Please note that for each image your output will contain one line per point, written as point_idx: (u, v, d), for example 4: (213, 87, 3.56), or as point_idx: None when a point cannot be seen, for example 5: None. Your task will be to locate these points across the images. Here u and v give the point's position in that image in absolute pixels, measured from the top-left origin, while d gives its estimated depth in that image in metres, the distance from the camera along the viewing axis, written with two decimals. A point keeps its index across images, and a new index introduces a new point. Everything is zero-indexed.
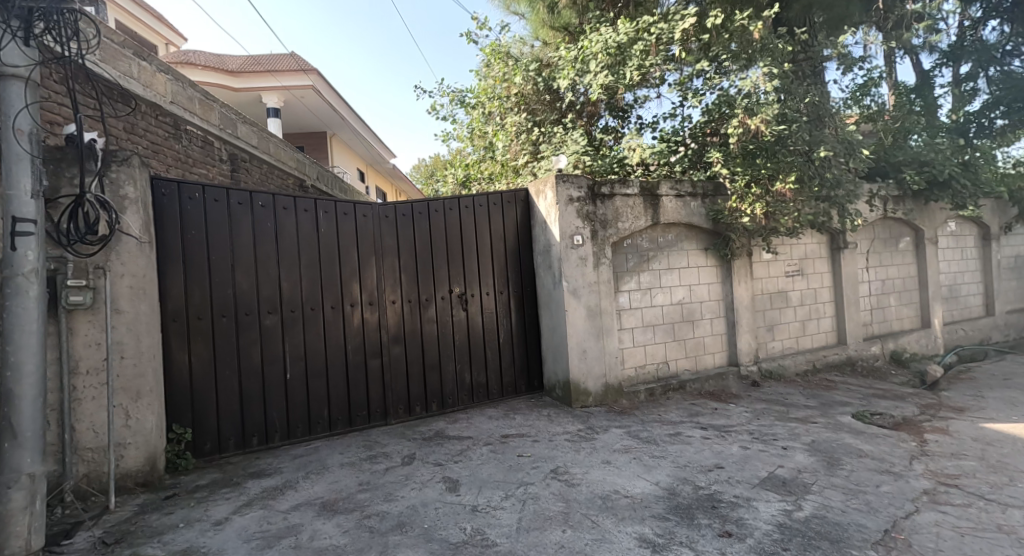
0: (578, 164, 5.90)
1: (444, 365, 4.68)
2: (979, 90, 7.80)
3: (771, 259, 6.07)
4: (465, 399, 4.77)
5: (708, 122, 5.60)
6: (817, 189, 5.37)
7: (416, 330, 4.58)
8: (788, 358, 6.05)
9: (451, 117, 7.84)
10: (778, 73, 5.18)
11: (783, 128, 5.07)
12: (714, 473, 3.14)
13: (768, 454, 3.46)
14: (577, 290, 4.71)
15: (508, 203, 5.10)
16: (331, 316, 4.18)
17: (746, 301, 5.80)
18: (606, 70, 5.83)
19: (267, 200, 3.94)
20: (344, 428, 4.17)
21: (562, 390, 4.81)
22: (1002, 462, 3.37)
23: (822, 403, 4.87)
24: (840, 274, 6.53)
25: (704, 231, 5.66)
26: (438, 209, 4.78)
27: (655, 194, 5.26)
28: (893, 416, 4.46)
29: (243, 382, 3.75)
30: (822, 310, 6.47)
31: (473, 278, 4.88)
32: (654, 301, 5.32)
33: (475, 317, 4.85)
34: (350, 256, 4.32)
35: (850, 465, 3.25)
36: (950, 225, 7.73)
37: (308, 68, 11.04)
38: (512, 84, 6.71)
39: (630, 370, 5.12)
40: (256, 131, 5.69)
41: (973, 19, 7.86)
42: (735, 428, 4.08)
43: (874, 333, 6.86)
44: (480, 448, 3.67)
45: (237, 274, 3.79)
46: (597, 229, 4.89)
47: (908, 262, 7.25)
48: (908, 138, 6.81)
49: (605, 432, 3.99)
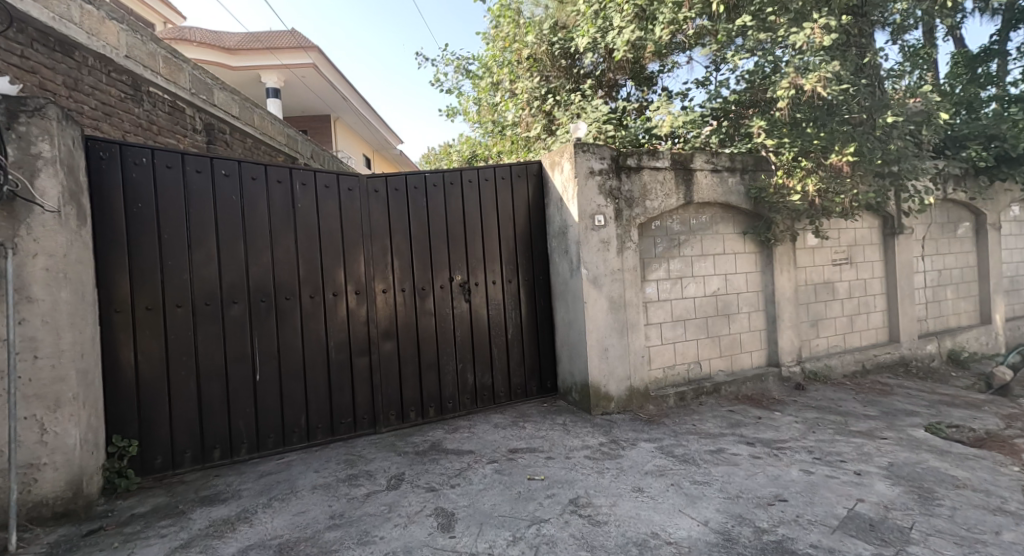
0: (600, 135, 5.26)
1: (444, 365, 4.06)
2: None
3: (817, 245, 5.34)
4: (468, 404, 4.15)
5: (749, 89, 4.86)
6: (878, 163, 4.60)
7: (412, 324, 3.96)
8: (836, 358, 5.35)
9: (455, 89, 7.20)
10: (836, 27, 4.33)
11: (841, 91, 4.30)
12: (777, 509, 2.50)
13: (840, 482, 2.80)
14: (597, 278, 4.05)
15: (518, 178, 4.44)
16: (310, 307, 3.56)
17: (788, 292, 5.09)
18: (633, 25, 5.13)
19: (232, 169, 3.30)
20: (325, 438, 3.57)
21: (579, 394, 4.16)
22: None
23: (884, 413, 4.19)
24: (894, 263, 5.78)
25: (743, 212, 4.96)
26: (437, 184, 4.13)
27: (688, 168, 4.55)
28: (974, 431, 3.82)
29: (202, 385, 3.15)
30: (872, 304, 5.74)
31: (478, 264, 4.23)
32: (685, 292, 4.64)
33: (480, 309, 4.22)
34: (333, 237, 3.68)
35: (949, 499, 2.61)
36: (1014, 209, 6.95)
37: (307, 44, 10.24)
38: (524, 45, 6.05)
39: (657, 371, 4.46)
40: (237, 99, 5.01)
41: None
42: (789, 444, 3.42)
43: (929, 329, 6.14)
44: (483, 467, 3.04)
45: (195, 256, 3.16)
46: (621, 208, 4.21)
47: (966, 250, 6.50)
48: (976, 111, 5.97)
49: (633, 448, 3.35)
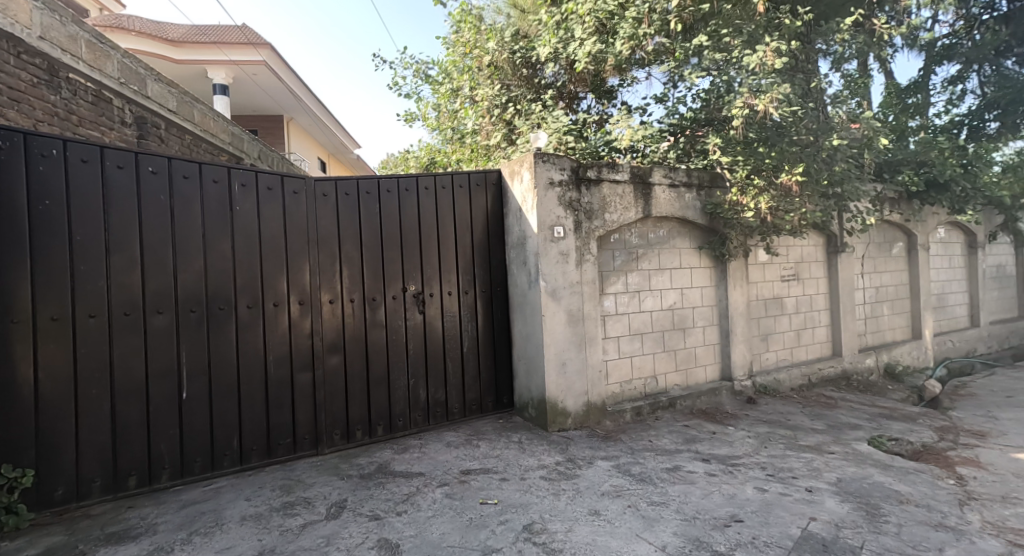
0: (560, 146, 5.20)
1: (395, 380, 3.85)
2: (970, 91, 7.46)
3: (767, 261, 5.49)
4: (420, 421, 3.95)
5: (704, 107, 4.91)
6: (824, 184, 4.71)
7: (361, 337, 3.73)
8: (784, 372, 5.49)
9: (414, 94, 7.03)
10: (785, 52, 4.46)
11: (791, 112, 4.38)
12: (733, 530, 2.45)
13: (793, 500, 2.80)
14: (556, 290, 3.97)
15: (477, 186, 4.32)
16: (248, 318, 3.27)
17: (741, 306, 5.19)
18: (594, 38, 5.16)
19: (161, 166, 3.00)
20: (260, 461, 3.28)
21: (535, 409, 4.05)
22: None
23: (830, 426, 4.31)
24: (837, 280, 6.02)
25: (699, 227, 5.04)
26: (391, 190, 3.93)
27: (647, 182, 4.56)
28: (912, 443, 3.98)
29: (117, 405, 2.79)
30: (817, 319, 5.95)
31: (433, 274, 4.06)
32: (643, 306, 4.63)
33: (434, 321, 4.04)
34: (275, 242, 3.42)
35: (895, 516, 2.65)
36: (940, 231, 7.46)
37: (259, 42, 9.75)
38: (485, 52, 5.99)
39: (614, 385, 4.41)
40: (174, 92, 4.55)
41: (968, 17, 7.31)
42: (743, 460, 3.42)
43: (868, 344, 6.43)
44: (433, 491, 2.86)
45: (113, 260, 2.82)
46: (581, 220, 4.16)
47: (900, 269, 6.89)
48: (907, 138, 6.33)
49: (589, 467, 3.26)
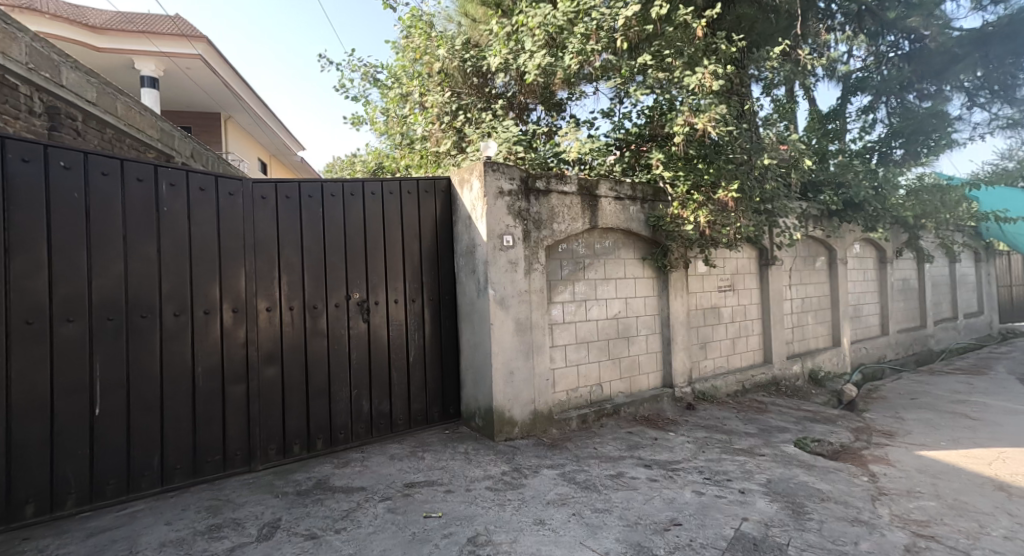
0: (510, 155, 5.16)
1: (336, 391, 3.71)
2: (879, 120, 8.20)
3: (706, 273, 5.76)
4: (362, 434, 3.82)
5: (648, 123, 5.13)
6: (756, 201, 5.01)
7: (300, 347, 3.57)
8: (720, 379, 5.75)
9: (362, 97, 6.87)
10: (721, 75, 4.73)
11: (726, 132, 4.63)
12: (672, 533, 2.53)
13: (727, 502, 2.92)
14: (504, 299, 3.97)
15: (425, 193, 4.26)
16: (174, 327, 3.03)
17: (681, 316, 5.41)
18: (543, 51, 5.24)
19: (76, 161, 2.71)
20: (185, 481, 3.05)
21: (482, 419, 4.02)
22: (959, 501, 3.16)
23: (761, 430, 4.56)
24: (767, 291, 6.41)
25: (643, 239, 5.22)
26: (335, 194, 3.81)
27: (594, 194, 4.68)
28: (832, 443, 4.28)
29: (15, 425, 2.46)
30: (750, 328, 6.29)
31: (378, 282, 3.97)
32: (589, 315, 4.72)
33: (379, 330, 3.94)
34: (207, 246, 3.21)
35: (817, 513, 2.83)
36: (856, 247, 8.12)
37: (194, 35, 9.20)
38: (435, 59, 5.99)
39: (561, 394, 4.46)
40: (94, 81, 4.12)
41: (877, 54, 8.12)
42: (682, 465, 3.54)
43: (795, 351, 6.87)
44: (375, 506, 2.76)
45: (15, 262, 2.49)
46: (530, 229, 4.20)
47: (822, 281, 7.43)
48: (827, 160, 6.87)
49: (535, 476, 3.26)
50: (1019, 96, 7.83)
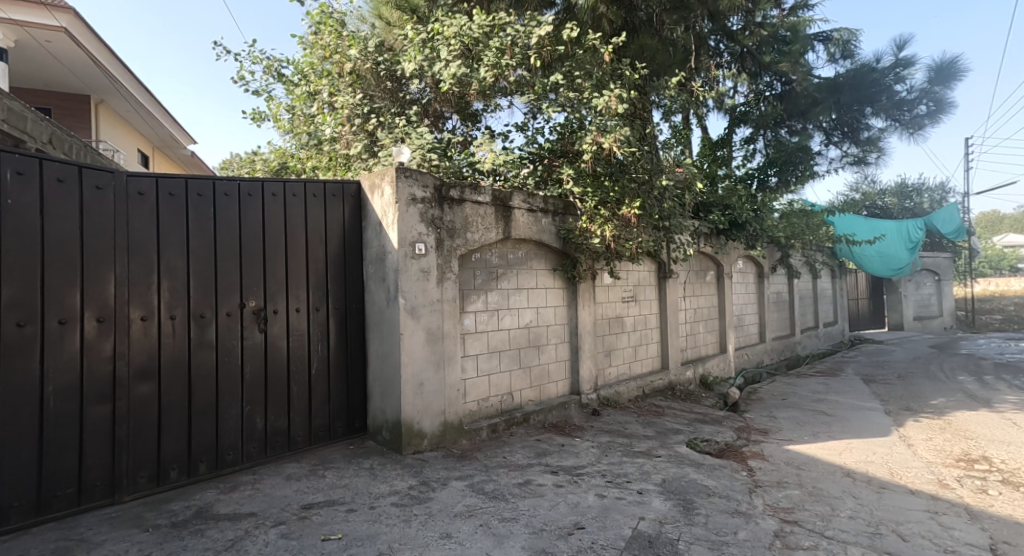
0: (423, 163, 5.05)
1: (225, 407, 3.39)
2: (757, 150, 9.24)
3: (611, 284, 6.08)
4: (255, 453, 3.53)
5: (560, 140, 5.28)
6: (656, 218, 5.39)
7: (183, 360, 3.22)
8: (623, 385, 6.07)
9: (265, 92, 6.42)
10: (625, 99, 5.08)
11: (630, 152, 4.93)
12: (575, 537, 2.61)
13: (626, 503, 3.08)
14: (415, 308, 3.88)
15: (333, 197, 4.07)
16: (18, 340, 2.57)
17: (588, 325, 5.66)
18: (458, 61, 5.22)
19: None
20: (27, 521, 2.58)
21: (390, 432, 3.89)
22: (817, 488, 3.60)
23: (658, 432, 4.88)
24: (665, 302, 6.91)
25: (554, 250, 5.39)
26: (230, 194, 3.51)
27: (507, 206, 4.75)
28: (718, 442, 4.69)
29: None
30: (650, 336, 6.72)
31: (278, 289, 3.71)
32: (501, 324, 4.77)
33: (277, 341, 3.67)
34: (66, 246, 2.77)
35: (704, 508, 3.07)
36: (740, 263, 9.02)
37: (58, 6, 8.02)
38: (346, 59, 5.82)
39: (472, 404, 4.44)
40: None
41: (757, 92, 8.99)
42: (586, 469, 3.68)
43: (688, 357, 7.46)
44: (266, 532, 2.55)
45: None
46: (443, 237, 4.16)
47: (712, 293, 8.15)
48: (716, 183, 7.59)
49: (443, 488, 3.21)
50: (863, 138, 9.20)
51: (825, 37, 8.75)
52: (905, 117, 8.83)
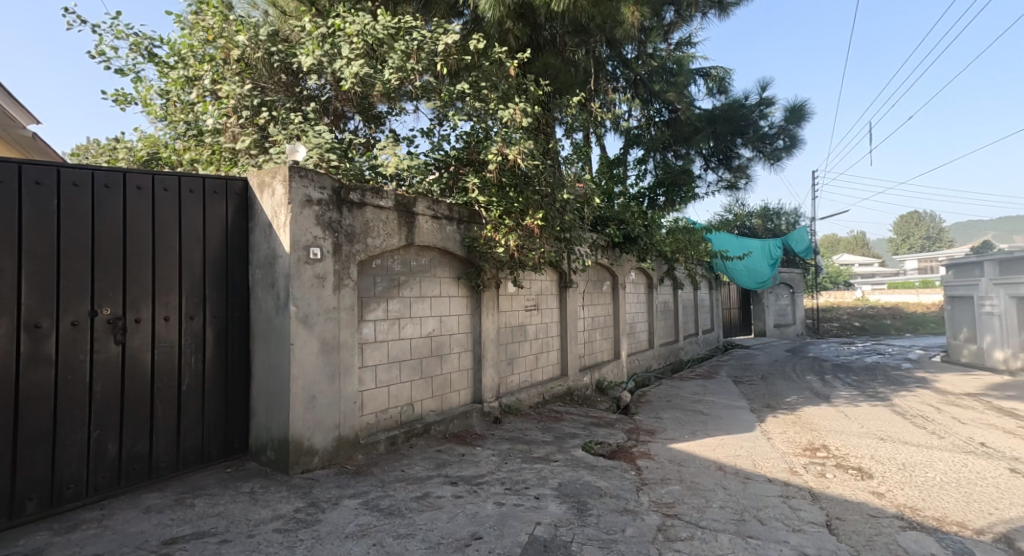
0: (320, 162, 4.76)
1: (66, 434, 2.89)
2: (648, 170, 10.01)
3: (514, 293, 6.19)
4: (105, 485, 3.05)
5: (465, 148, 5.32)
6: (557, 230, 5.57)
7: (9, 379, 2.70)
8: (524, 392, 6.19)
9: (131, 72, 5.65)
10: (529, 113, 5.23)
11: (534, 165, 5.06)
12: (472, 548, 2.58)
13: (524, 509, 3.12)
14: (308, 317, 3.63)
15: (214, 194, 3.69)
16: None
17: (491, 333, 5.70)
18: (361, 60, 5.03)
19: None
20: None
21: (275, 452, 3.59)
22: (695, 482, 3.93)
23: (557, 437, 5.03)
24: (565, 311, 7.18)
25: (458, 258, 5.36)
26: (81, 185, 3.03)
27: (411, 212, 4.64)
28: (611, 444, 4.94)
29: None
30: (550, 344, 6.92)
31: (141, 295, 3.26)
32: (402, 333, 4.63)
33: (139, 354, 3.22)
34: None
35: (596, 508, 3.21)
36: (632, 275, 9.66)
37: None
38: (233, 45, 5.36)
39: (369, 417, 4.24)
40: None
41: (648, 116, 9.89)
42: (486, 478, 3.67)
43: (586, 364, 7.80)
44: None
45: None
46: (341, 242, 3.95)
47: (608, 302, 8.63)
48: (611, 199, 8.06)
49: (333, 508, 3.02)
50: (734, 165, 10.36)
51: (705, 73, 9.78)
52: (767, 149, 10.00)
